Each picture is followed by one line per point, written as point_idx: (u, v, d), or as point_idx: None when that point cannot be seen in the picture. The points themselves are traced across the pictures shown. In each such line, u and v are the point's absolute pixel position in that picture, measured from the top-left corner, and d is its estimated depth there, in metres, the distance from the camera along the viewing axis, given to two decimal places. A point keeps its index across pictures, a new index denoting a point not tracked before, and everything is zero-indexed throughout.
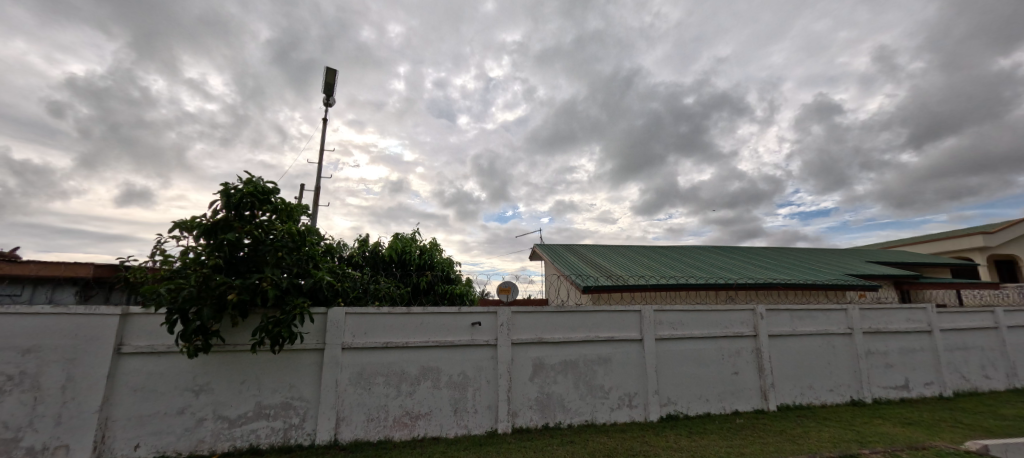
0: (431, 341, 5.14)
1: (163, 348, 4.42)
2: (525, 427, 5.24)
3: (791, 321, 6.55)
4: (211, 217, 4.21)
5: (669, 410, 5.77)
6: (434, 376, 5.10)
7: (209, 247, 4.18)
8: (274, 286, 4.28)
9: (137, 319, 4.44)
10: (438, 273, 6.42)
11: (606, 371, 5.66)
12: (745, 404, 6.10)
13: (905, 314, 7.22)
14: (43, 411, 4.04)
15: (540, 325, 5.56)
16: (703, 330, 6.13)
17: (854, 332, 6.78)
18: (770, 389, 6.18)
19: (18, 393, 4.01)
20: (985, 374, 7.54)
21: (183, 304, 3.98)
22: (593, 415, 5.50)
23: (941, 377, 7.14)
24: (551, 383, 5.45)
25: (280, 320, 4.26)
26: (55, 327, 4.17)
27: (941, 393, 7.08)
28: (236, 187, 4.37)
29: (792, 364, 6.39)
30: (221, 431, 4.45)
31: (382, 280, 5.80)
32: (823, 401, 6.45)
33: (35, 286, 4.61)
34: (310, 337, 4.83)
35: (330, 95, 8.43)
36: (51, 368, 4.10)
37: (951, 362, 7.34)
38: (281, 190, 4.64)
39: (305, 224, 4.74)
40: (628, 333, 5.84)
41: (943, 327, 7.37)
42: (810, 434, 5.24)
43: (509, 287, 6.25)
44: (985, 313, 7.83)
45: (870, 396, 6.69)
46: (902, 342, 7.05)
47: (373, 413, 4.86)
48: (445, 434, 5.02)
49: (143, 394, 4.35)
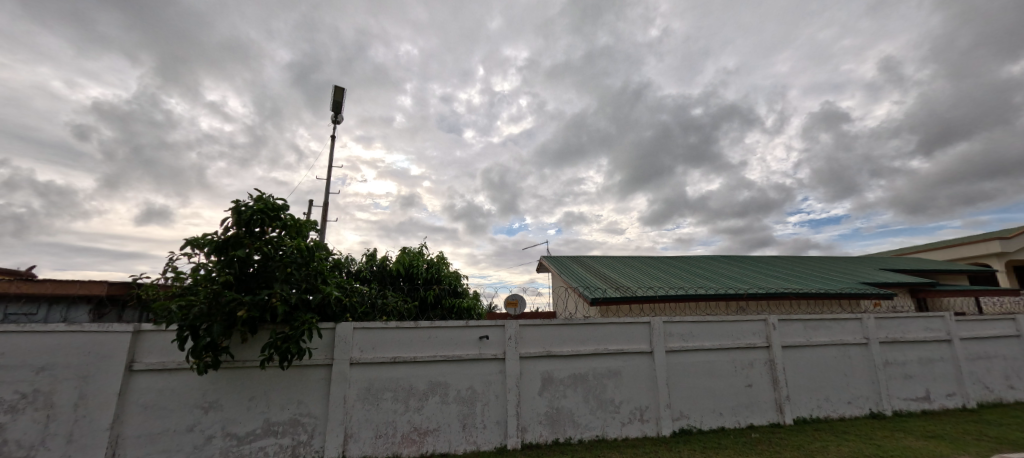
0: (438, 355, 5.12)
1: (174, 365, 4.45)
2: (535, 443, 5.16)
3: (805, 331, 6.43)
4: (222, 233, 4.28)
5: (682, 424, 5.66)
6: (442, 391, 5.06)
7: (221, 264, 4.22)
8: (283, 302, 4.30)
9: (148, 336, 4.46)
10: (446, 287, 6.45)
11: (617, 385, 5.58)
12: (760, 418, 5.95)
13: (922, 322, 7.05)
14: (55, 430, 4.08)
15: (548, 338, 5.51)
16: (713, 341, 6.03)
17: (871, 342, 6.62)
18: (786, 402, 6.03)
19: (32, 411, 4.05)
20: (1010, 384, 7.31)
21: (195, 321, 4.02)
22: (603, 430, 5.41)
23: (963, 388, 6.93)
24: (561, 397, 5.37)
25: (289, 335, 4.27)
26: (69, 345, 4.22)
27: (964, 404, 6.86)
28: (247, 204, 4.45)
29: (806, 375, 6.25)
30: (229, 448, 4.44)
31: (390, 294, 5.75)
32: (841, 414, 6.28)
33: (51, 304, 4.69)
34: (318, 353, 4.84)
35: (337, 113, 8.58)
36: (64, 386, 4.15)
37: (973, 371, 7.12)
38: (291, 206, 4.70)
39: (314, 239, 4.78)
40: (638, 345, 5.76)
41: (963, 336, 7.18)
42: (829, 449, 5.08)
43: (516, 300, 6.21)
44: (1006, 321, 7.64)
45: (890, 408, 6.50)
46: (920, 352, 6.87)
47: (381, 429, 4.82)
48: (454, 450, 4.96)
49: (153, 412, 4.35)
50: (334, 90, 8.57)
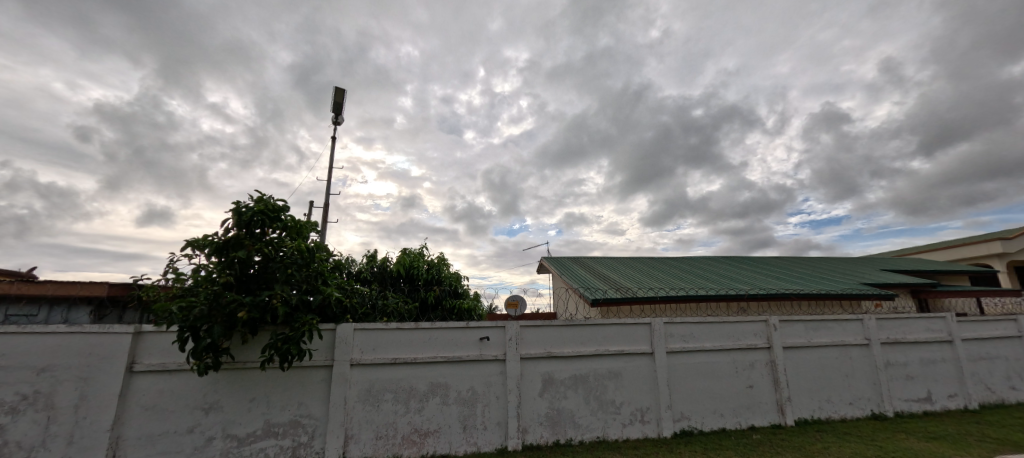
0: (439, 356, 5.11)
1: (174, 366, 4.44)
2: (535, 444, 5.15)
3: (806, 332, 6.42)
4: (223, 235, 4.28)
5: (683, 425, 5.65)
6: (443, 392, 5.06)
7: (221, 265, 4.22)
8: (283, 303, 4.30)
9: (149, 338, 4.46)
10: (446, 288, 6.45)
11: (617, 386, 5.57)
12: (761, 419, 5.94)
13: (924, 323, 7.03)
14: (55, 431, 4.08)
15: (548, 339, 5.51)
16: (714, 342, 6.02)
17: (872, 343, 6.61)
18: (787, 403, 6.02)
19: (33, 413, 4.05)
20: (1012, 385, 7.29)
21: (195, 322, 4.02)
22: (604, 432, 5.40)
23: (964, 389, 6.91)
24: (561, 398, 5.36)
25: (290, 337, 4.27)
26: (69, 346, 4.22)
27: (965, 405, 6.84)
28: (247, 206, 4.45)
29: (808, 377, 6.23)
30: (229, 450, 4.44)
31: (390, 295, 5.75)
32: (843, 415, 6.26)
33: (51, 305, 4.68)
34: (319, 354, 4.84)
35: (337, 114, 8.59)
36: (64, 387, 4.15)
37: (975, 372, 7.11)
38: (291, 207, 4.70)
39: (314, 240, 4.78)
40: (638, 346, 5.76)
41: (964, 337, 7.16)
42: (830, 451, 5.07)
43: (516, 301, 6.20)
44: (1007, 321, 7.62)
45: (892, 409, 6.49)
46: (921, 353, 6.85)
47: (382, 430, 4.82)
48: (454, 451, 4.96)
49: (153, 413, 4.35)
50: (334, 91, 8.57)
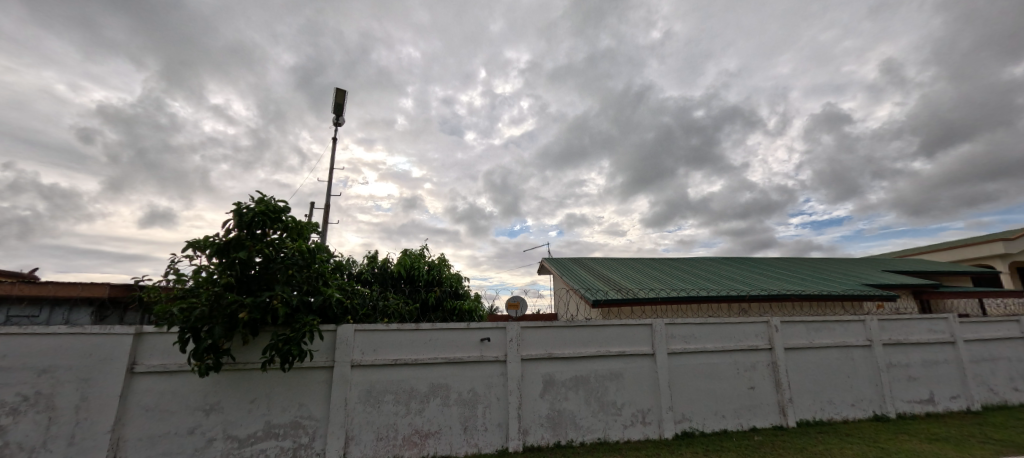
0: (441, 357, 5.11)
1: (175, 367, 4.45)
2: (536, 446, 5.14)
3: (808, 333, 6.40)
4: (224, 236, 4.28)
5: (685, 426, 5.64)
6: (444, 393, 5.05)
7: (222, 266, 4.22)
8: (284, 304, 4.29)
9: (150, 339, 4.47)
10: (447, 289, 6.45)
11: (618, 387, 5.56)
12: (763, 420, 5.93)
13: (926, 324, 7.00)
14: (56, 432, 4.08)
15: (549, 340, 5.50)
16: (715, 343, 6.01)
17: (874, 344, 6.59)
18: (789, 404, 6.01)
19: (33, 414, 4.06)
20: (1014, 386, 7.26)
21: (196, 323, 4.02)
22: (605, 433, 5.38)
23: (967, 390, 6.88)
24: (562, 399, 5.35)
25: (291, 338, 4.26)
26: (70, 347, 4.22)
27: (968, 407, 6.82)
28: (248, 207, 4.44)
29: (810, 377, 6.22)
30: (230, 451, 4.44)
31: (391, 295, 5.74)
32: (845, 417, 6.24)
33: (53, 306, 4.69)
34: (320, 354, 4.84)
35: (338, 115, 8.59)
36: (66, 388, 4.15)
37: (977, 373, 7.08)
38: (291, 208, 4.70)
39: (315, 241, 4.77)
40: (640, 347, 5.75)
41: (967, 338, 7.13)
42: (831, 452, 5.06)
43: (517, 303, 6.17)
44: (1010, 322, 7.60)
45: (894, 410, 6.46)
46: (923, 354, 6.82)
47: (382, 431, 4.81)
48: (455, 452, 4.95)
49: (154, 413, 4.35)
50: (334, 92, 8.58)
